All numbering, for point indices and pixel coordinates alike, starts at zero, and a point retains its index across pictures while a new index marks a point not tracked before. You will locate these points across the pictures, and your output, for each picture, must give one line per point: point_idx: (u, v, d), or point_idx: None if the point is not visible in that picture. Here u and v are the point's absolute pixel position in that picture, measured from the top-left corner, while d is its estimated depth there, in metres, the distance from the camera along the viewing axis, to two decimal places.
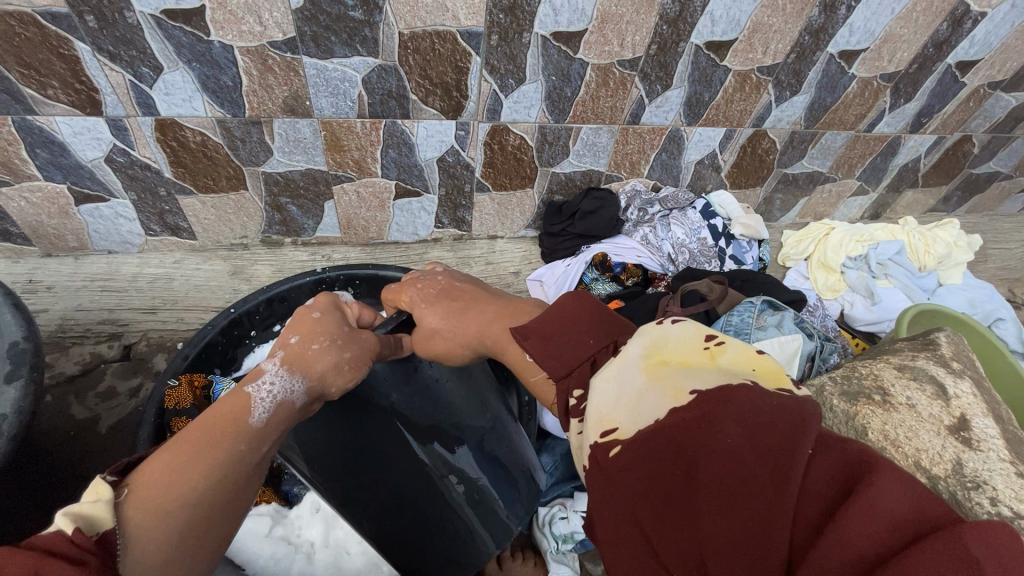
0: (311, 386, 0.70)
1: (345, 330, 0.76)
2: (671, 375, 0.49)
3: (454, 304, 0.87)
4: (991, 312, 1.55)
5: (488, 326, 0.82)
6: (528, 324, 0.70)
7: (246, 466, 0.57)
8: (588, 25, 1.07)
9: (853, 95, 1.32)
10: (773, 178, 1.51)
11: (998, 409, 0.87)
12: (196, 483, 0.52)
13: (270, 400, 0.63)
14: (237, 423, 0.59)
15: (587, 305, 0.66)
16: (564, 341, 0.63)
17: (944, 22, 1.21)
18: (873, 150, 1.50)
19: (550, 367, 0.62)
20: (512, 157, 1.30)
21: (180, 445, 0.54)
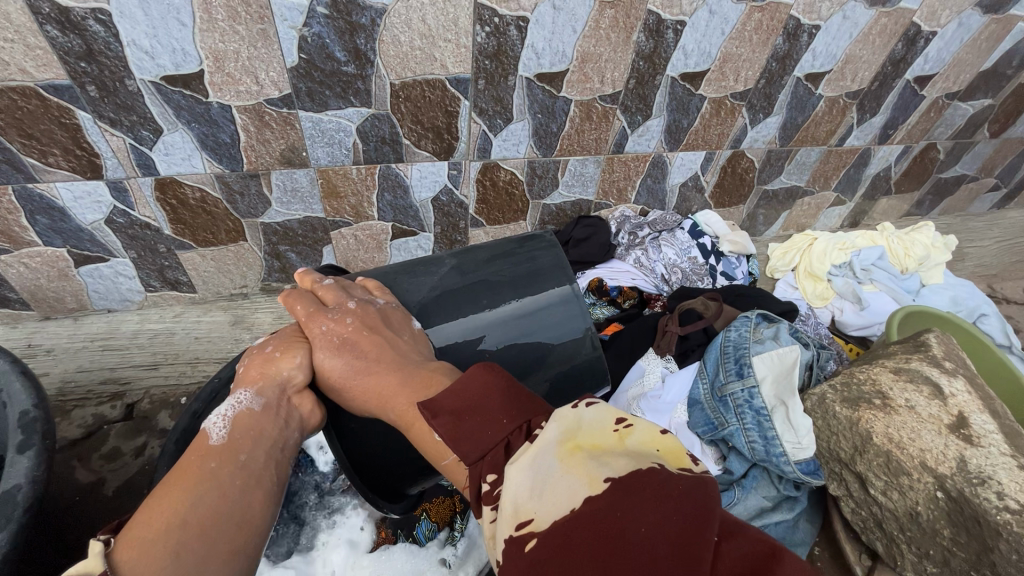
0: (261, 386, 0.64)
1: (256, 359, 0.67)
2: (585, 462, 0.44)
3: (344, 355, 0.67)
4: (974, 309, 1.62)
5: (388, 399, 0.62)
6: (440, 397, 0.56)
7: (220, 474, 0.55)
8: (569, 65, 1.12)
9: (822, 113, 1.39)
10: (754, 194, 1.57)
11: (992, 404, 0.90)
12: (180, 517, 0.50)
13: (224, 419, 0.61)
14: (200, 453, 0.57)
15: (495, 377, 0.55)
16: (474, 418, 0.52)
17: (898, 42, 1.28)
18: (845, 163, 1.57)
19: (459, 448, 0.50)
20: (504, 193, 1.34)
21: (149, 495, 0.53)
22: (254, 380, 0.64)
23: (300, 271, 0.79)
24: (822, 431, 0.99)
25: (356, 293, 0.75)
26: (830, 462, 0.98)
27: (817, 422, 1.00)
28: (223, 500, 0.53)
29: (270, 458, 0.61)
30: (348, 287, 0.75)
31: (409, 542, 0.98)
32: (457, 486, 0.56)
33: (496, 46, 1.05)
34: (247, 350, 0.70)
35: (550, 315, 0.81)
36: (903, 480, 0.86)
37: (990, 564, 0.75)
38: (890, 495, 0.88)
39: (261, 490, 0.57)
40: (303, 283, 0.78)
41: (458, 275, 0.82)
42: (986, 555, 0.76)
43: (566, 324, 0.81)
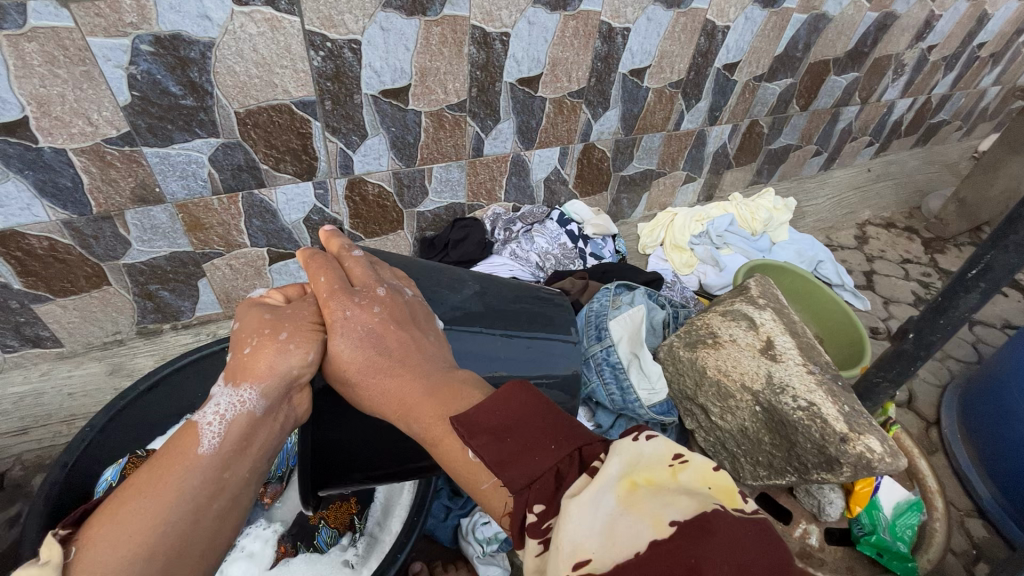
0: (265, 387, 0.57)
1: (273, 341, 0.59)
2: (647, 503, 0.41)
3: (366, 349, 0.61)
4: (813, 258, 1.88)
5: (410, 411, 0.56)
6: (476, 415, 0.50)
7: (197, 498, 0.51)
8: (410, 80, 1.21)
9: (653, 102, 1.58)
10: (614, 181, 1.74)
11: (794, 327, 1.06)
12: (145, 557, 0.47)
13: (220, 423, 0.54)
14: (183, 461, 0.52)
15: (535, 396, 0.50)
16: (517, 436, 0.48)
17: (700, 37, 1.49)
18: (686, 144, 1.78)
19: (504, 473, 0.46)
20: (375, 205, 1.40)
21: (115, 507, 0.49)
22: (259, 380, 0.57)
23: (325, 231, 0.73)
24: (672, 374, 1.12)
25: (382, 276, 0.70)
26: (681, 400, 1.11)
27: (668, 367, 1.13)
28: (192, 536, 0.50)
29: (253, 472, 0.57)
30: (374, 275, 0.68)
31: (310, 551, 0.99)
32: (495, 514, 0.50)
33: (335, 68, 1.12)
34: (254, 325, 0.60)
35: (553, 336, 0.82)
36: (731, 402, 1.00)
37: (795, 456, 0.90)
38: (725, 417, 1.02)
39: (236, 513, 0.54)
40: (330, 246, 0.72)
41: (482, 301, 0.79)
42: (792, 449, 0.91)
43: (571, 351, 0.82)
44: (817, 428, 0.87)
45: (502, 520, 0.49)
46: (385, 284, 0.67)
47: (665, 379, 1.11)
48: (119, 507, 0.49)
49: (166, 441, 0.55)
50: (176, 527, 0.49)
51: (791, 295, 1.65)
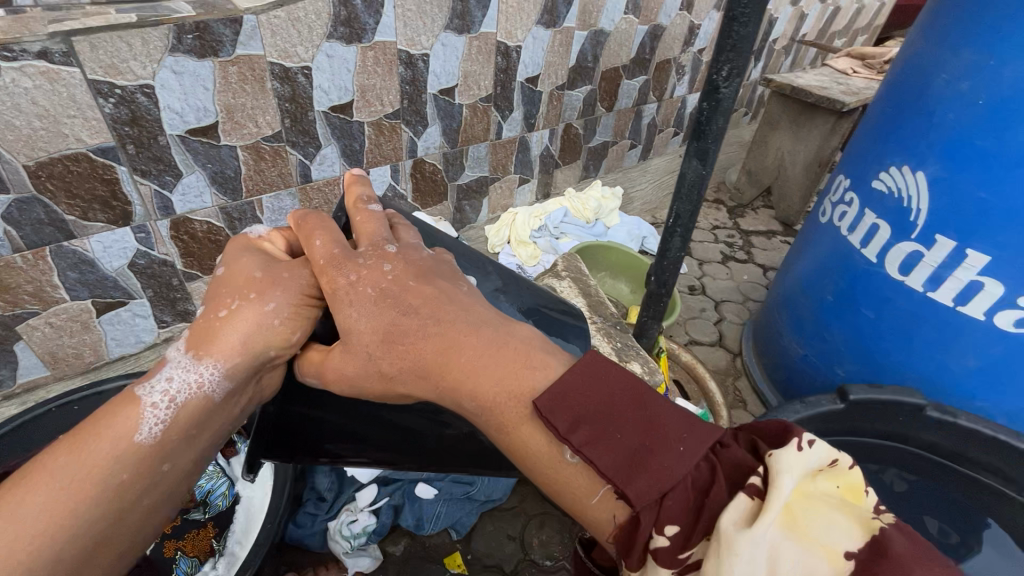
0: (233, 367, 0.70)
1: (260, 307, 0.72)
2: (812, 529, 0.52)
3: (422, 342, 0.68)
4: (640, 236, 2.24)
5: (485, 401, 0.64)
6: (588, 424, 0.58)
7: (131, 476, 0.63)
8: (216, 117, 1.26)
9: (470, 116, 1.76)
10: (451, 191, 1.90)
11: (587, 289, 1.27)
12: (73, 517, 0.58)
13: (167, 407, 0.66)
14: (126, 438, 0.63)
15: (635, 391, 0.59)
16: (638, 449, 0.56)
17: (497, 57, 1.70)
18: (511, 150, 1.99)
19: (635, 486, 0.54)
20: (207, 242, 1.43)
21: (53, 465, 0.60)
22: (223, 360, 0.69)
23: (353, 175, 0.90)
24: None
25: (387, 233, 0.81)
26: None
27: None
28: (118, 506, 0.62)
29: (189, 460, 0.69)
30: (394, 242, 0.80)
31: None
32: (593, 517, 0.60)
33: (130, 113, 1.15)
34: (242, 284, 0.74)
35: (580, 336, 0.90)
36: None
37: None
38: None
39: (166, 489, 0.67)
40: (351, 188, 0.89)
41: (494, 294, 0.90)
42: None
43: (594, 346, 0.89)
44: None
45: (605, 525, 0.59)
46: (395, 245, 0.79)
47: None
48: (51, 468, 0.60)
49: (111, 404, 0.67)
50: (104, 493, 0.61)
51: (621, 271, 1.94)
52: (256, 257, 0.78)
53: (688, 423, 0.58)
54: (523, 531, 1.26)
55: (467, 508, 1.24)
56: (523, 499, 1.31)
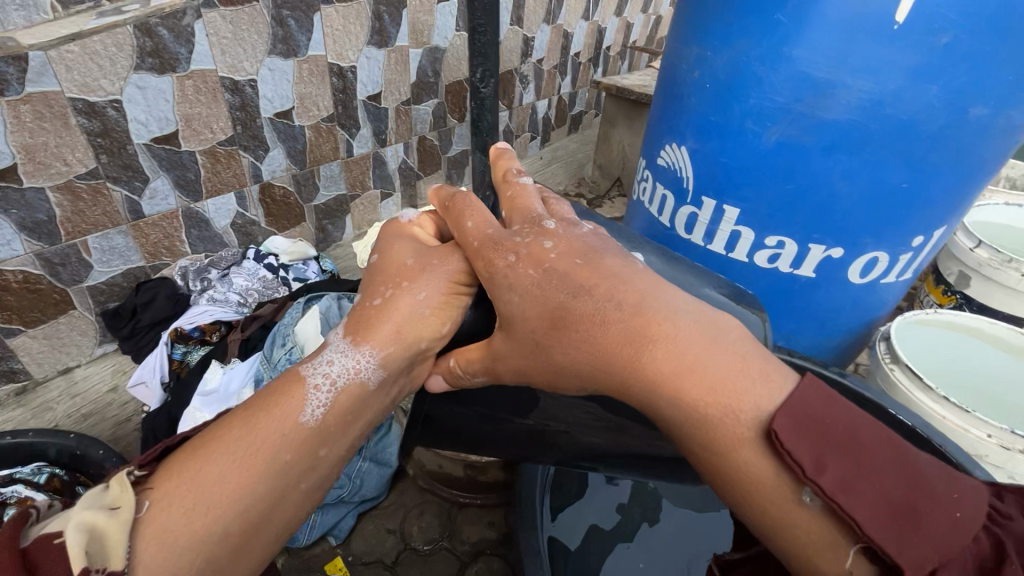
0: (386, 356, 0.84)
1: (422, 301, 0.88)
2: None
3: (616, 317, 0.75)
4: None
5: (713, 422, 0.67)
6: (837, 469, 0.60)
7: (292, 459, 0.74)
8: (15, 159, 1.21)
9: (315, 137, 1.80)
10: (309, 212, 1.92)
11: None
12: (249, 485, 0.69)
13: (326, 392, 0.80)
14: (292, 419, 0.76)
15: (894, 450, 0.62)
16: (901, 504, 0.58)
17: (332, 78, 1.75)
18: (367, 166, 2.04)
19: (907, 552, 0.56)
20: (26, 292, 1.35)
21: (227, 439, 0.72)
22: (378, 349, 0.84)
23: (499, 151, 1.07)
24: None
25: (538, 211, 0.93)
26: None
27: None
28: (282, 479, 0.73)
29: (334, 453, 0.80)
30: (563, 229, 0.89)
31: None
32: (828, 571, 0.61)
33: None
34: (393, 274, 0.92)
35: (697, 283, 0.97)
36: None
37: None
38: None
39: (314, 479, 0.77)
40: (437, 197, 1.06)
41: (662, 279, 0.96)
42: None
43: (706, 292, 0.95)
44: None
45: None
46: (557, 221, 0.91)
47: None
48: (231, 435, 0.73)
49: (278, 386, 0.80)
50: (272, 467, 0.72)
51: None
52: (407, 244, 0.98)
53: (952, 482, 0.61)
54: (402, 523, 1.31)
55: (342, 512, 1.26)
56: (402, 494, 1.37)
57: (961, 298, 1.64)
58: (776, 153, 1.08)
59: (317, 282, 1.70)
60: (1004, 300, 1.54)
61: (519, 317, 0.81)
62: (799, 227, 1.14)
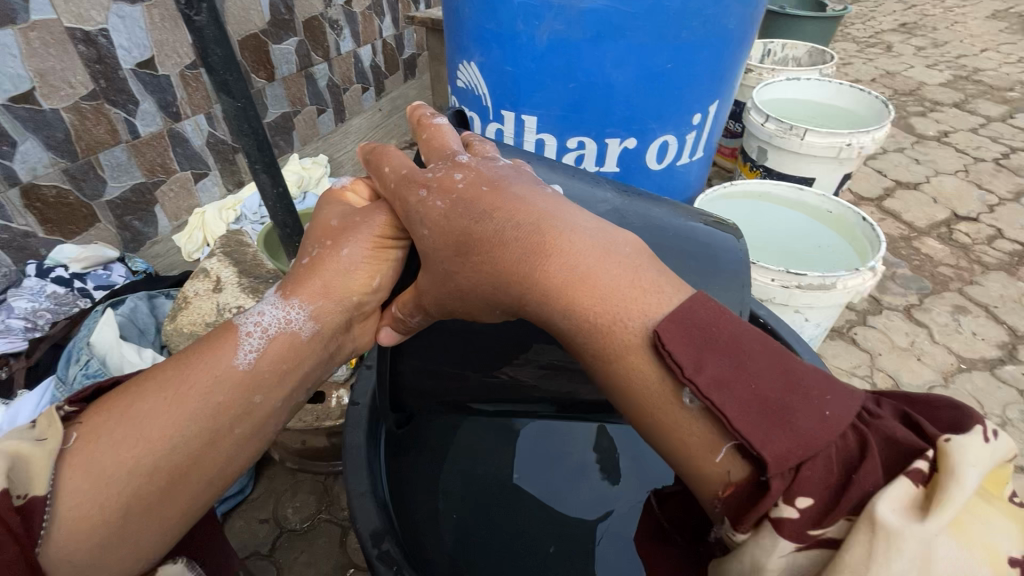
0: (318, 311, 0.70)
1: (348, 257, 0.72)
2: (973, 529, 0.45)
3: (513, 235, 0.65)
4: None
5: (606, 328, 0.58)
6: (714, 366, 0.52)
7: (223, 409, 0.62)
8: None
9: (79, 121, 1.51)
10: (101, 210, 1.65)
11: (240, 255, 1.23)
12: (178, 428, 0.58)
13: (261, 338, 0.66)
14: (218, 366, 0.63)
15: (773, 348, 0.53)
16: (776, 399, 0.50)
17: (77, 46, 1.45)
18: (163, 147, 1.75)
19: (773, 447, 0.48)
20: None
21: (150, 384, 0.60)
22: (311, 301, 0.70)
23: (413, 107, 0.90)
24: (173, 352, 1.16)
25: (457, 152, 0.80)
26: None
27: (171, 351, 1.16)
28: (214, 426, 0.61)
29: (280, 402, 0.67)
30: (483, 159, 0.77)
31: None
32: (709, 482, 0.53)
33: None
34: (326, 232, 0.76)
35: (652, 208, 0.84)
36: None
37: None
38: None
39: (252, 437, 0.64)
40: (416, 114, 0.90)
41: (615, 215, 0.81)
42: None
43: (670, 233, 0.81)
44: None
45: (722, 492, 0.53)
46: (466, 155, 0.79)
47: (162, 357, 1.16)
48: (163, 373, 0.62)
49: (214, 332, 0.68)
50: (202, 410, 0.60)
51: None
52: (339, 207, 0.80)
53: (829, 383, 0.52)
54: (275, 510, 1.24)
55: None
56: (271, 480, 1.30)
57: (764, 171, 1.83)
58: (549, 51, 1.09)
59: (122, 283, 1.49)
60: (792, 166, 1.74)
61: (430, 247, 0.70)
62: (593, 124, 1.17)
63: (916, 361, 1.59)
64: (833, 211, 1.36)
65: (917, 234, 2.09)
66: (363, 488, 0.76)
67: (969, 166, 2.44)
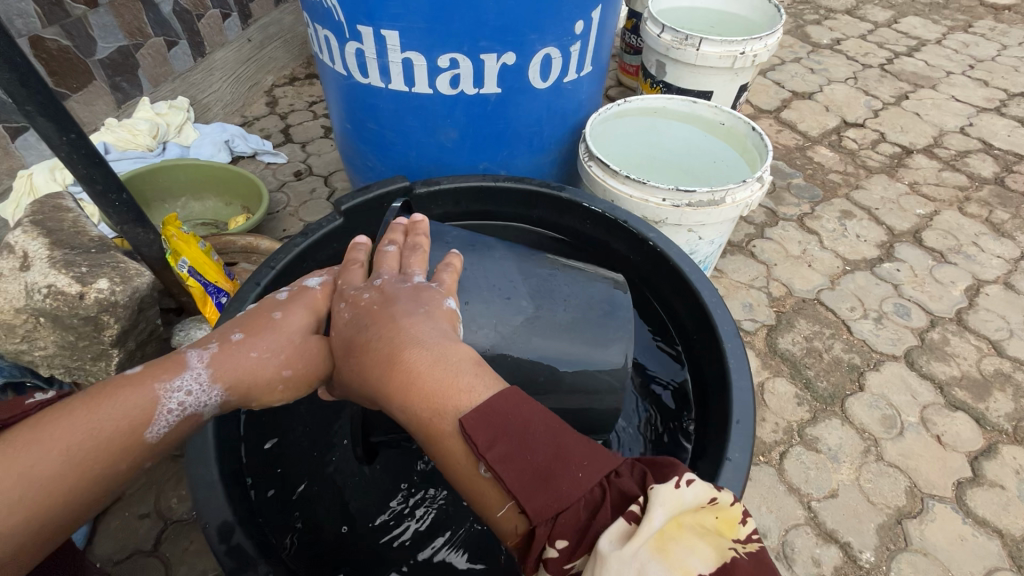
0: (231, 395, 0.71)
1: (285, 344, 0.74)
2: (676, 549, 0.52)
3: (373, 342, 0.68)
4: (223, 141, 1.99)
5: (429, 416, 0.61)
6: (503, 446, 0.57)
7: (116, 478, 0.65)
8: None
9: None
10: None
11: (52, 223, 1.01)
12: (78, 486, 0.61)
13: (173, 416, 0.68)
14: (129, 436, 0.65)
15: (551, 423, 0.59)
16: (543, 467, 0.56)
17: None
18: None
19: (535, 506, 0.54)
20: None
21: (59, 440, 0.61)
22: (231, 387, 0.71)
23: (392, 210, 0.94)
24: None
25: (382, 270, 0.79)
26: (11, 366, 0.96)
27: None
28: (102, 489, 0.64)
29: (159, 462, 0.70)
30: (402, 275, 0.78)
31: None
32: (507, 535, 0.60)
33: None
34: (259, 315, 0.76)
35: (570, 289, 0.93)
36: (23, 334, 0.92)
37: (111, 344, 0.93)
38: (28, 352, 0.94)
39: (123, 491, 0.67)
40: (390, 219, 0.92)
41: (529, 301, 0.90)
42: (96, 345, 0.92)
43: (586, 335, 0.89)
44: (65, 303, 0.87)
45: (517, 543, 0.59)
46: (386, 276, 0.78)
47: None
48: (69, 423, 0.62)
49: (128, 382, 0.67)
50: (99, 473, 0.63)
51: (197, 183, 1.70)
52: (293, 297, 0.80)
53: (593, 451, 0.58)
54: (157, 502, 1.12)
55: None
56: (151, 470, 1.16)
57: (663, 87, 1.77)
58: None
59: None
60: (690, 80, 1.69)
61: (331, 350, 0.74)
62: (462, 38, 1.03)
63: (807, 268, 1.66)
64: (726, 122, 1.32)
65: (810, 143, 2.14)
66: (211, 478, 0.69)
67: (858, 73, 2.51)
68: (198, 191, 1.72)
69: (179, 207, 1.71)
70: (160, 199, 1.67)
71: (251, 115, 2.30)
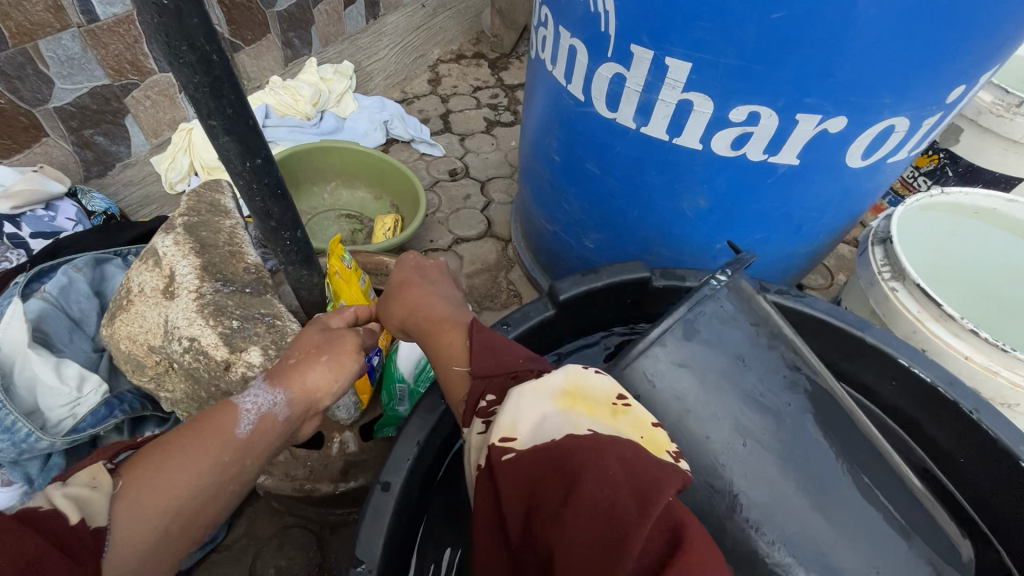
0: (298, 395, 0.63)
1: (320, 341, 0.67)
2: (578, 415, 0.49)
3: (414, 277, 0.76)
4: (380, 120, 1.80)
5: (431, 313, 0.69)
6: (485, 334, 0.62)
7: (225, 474, 0.57)
8: None
9: None
10: (52, 119, 1.23)
11: (205, 232, 0.83)
12: (191, 486, 0.54)
13: (254, 412, 0.60)
14: (221, 435, 0.58)
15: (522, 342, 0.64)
16: (507, 350, 0.61)
17: None
18: (134, 36, 1.28)
19: (478, 360, 0.59)
20: None
21: (163, 448, 0.56)
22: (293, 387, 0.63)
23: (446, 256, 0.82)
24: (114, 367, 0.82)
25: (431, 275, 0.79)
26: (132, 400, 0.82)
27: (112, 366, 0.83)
28: (217, 486, 0.56)
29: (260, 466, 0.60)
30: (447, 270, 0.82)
31: None
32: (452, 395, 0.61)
33: None
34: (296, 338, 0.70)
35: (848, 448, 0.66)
36: (153, 376, 0.75)
37: None
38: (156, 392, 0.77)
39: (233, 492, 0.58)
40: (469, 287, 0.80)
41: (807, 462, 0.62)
42: None
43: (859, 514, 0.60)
44: (206, 366, 0.69)
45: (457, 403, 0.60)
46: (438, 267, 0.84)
47: (87, 379, 0.80)
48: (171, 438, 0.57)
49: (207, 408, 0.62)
50: (208, 469, 0.56)
51: (348, 170, 1.51)
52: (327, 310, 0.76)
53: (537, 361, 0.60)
54: (253, 566, 0.95)
55: None
56: (251, 522, 0.99)
57: (944, 158, 1.33)
58: None
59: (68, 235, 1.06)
60: (998, 159, 1.24)
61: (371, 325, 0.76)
62: (783, 90, 0.70)
63: None
64: None
65: None
66: None
67: None
68: (350, 178, 1.53)
69: (327, 193, 1.53)
70: (309, 181, 1.49)
71: (410, 91, 2.09)
